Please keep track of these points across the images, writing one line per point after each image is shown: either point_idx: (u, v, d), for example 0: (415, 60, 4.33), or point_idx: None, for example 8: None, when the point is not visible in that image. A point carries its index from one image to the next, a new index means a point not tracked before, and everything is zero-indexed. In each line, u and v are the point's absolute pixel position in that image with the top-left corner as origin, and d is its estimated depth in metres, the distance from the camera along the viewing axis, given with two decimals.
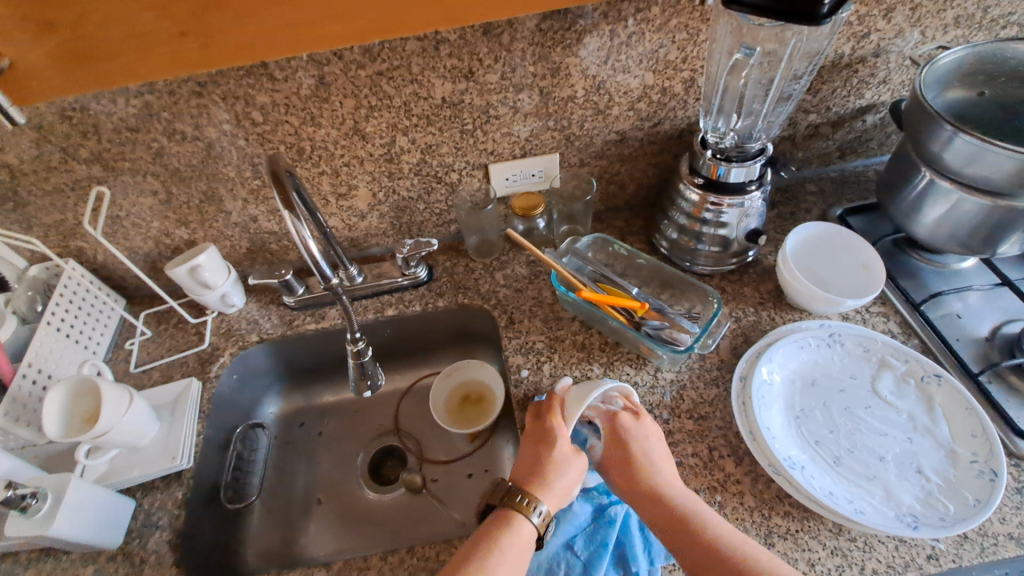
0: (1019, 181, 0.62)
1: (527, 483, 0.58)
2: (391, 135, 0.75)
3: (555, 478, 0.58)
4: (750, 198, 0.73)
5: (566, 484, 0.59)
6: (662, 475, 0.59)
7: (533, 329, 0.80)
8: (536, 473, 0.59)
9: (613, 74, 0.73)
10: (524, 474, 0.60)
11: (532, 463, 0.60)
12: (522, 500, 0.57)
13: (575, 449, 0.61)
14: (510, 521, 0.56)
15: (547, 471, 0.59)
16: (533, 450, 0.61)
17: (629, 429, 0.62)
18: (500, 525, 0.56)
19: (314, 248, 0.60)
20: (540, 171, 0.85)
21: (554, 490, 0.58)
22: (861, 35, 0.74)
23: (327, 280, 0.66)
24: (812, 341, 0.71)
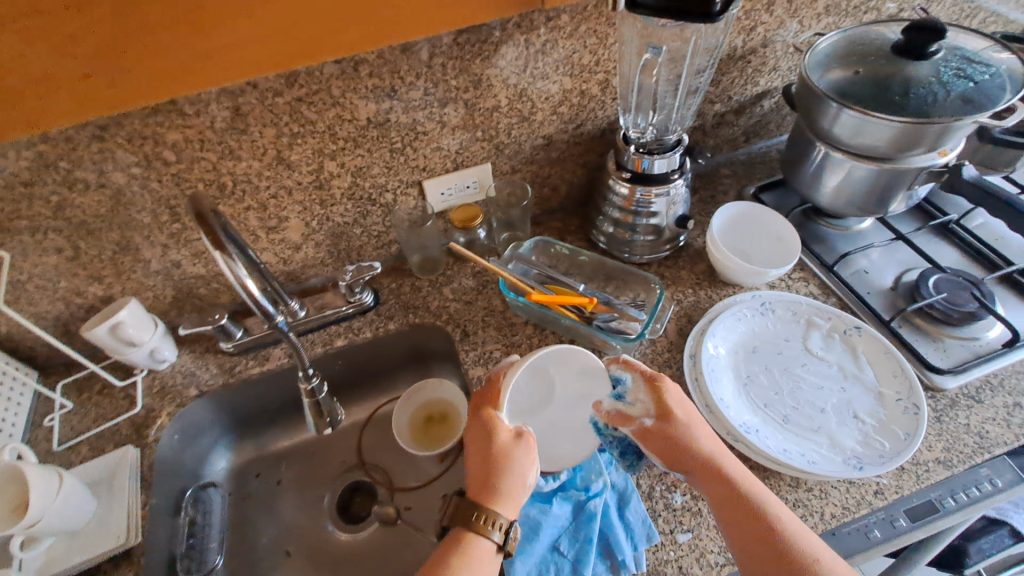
0: (899, 146, 0.70)
1: (482, 493, 0.56)
2: (317, 161, 0.73)
3: (503, 476, 0.57)
4: (675, 185, 0.79)
5: (520, 476, 0.57)
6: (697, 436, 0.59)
7: (488, 339, 0.80)
8: (490, 476, 0.57)
9: (533, 81, 0.75)
10: (475, 483, 0.57)
11: (483, 470, 0.57)
12: (479, 519, 0.54)
13: (521, 435, 0.59)
14: (466, 541, 0.53)
15: (501, 472, 0.57)
16: (481, 453, 0.59)
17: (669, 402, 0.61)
18: (455, 548, 0.53)
19: (253, 287, 0.56)
20: (474, 182, 0.85)
21: (509, 497, 0.56)
22: (749, 28, 0.81)
23: (270, 317, 0.62)
24: (748, 312, 0.76)
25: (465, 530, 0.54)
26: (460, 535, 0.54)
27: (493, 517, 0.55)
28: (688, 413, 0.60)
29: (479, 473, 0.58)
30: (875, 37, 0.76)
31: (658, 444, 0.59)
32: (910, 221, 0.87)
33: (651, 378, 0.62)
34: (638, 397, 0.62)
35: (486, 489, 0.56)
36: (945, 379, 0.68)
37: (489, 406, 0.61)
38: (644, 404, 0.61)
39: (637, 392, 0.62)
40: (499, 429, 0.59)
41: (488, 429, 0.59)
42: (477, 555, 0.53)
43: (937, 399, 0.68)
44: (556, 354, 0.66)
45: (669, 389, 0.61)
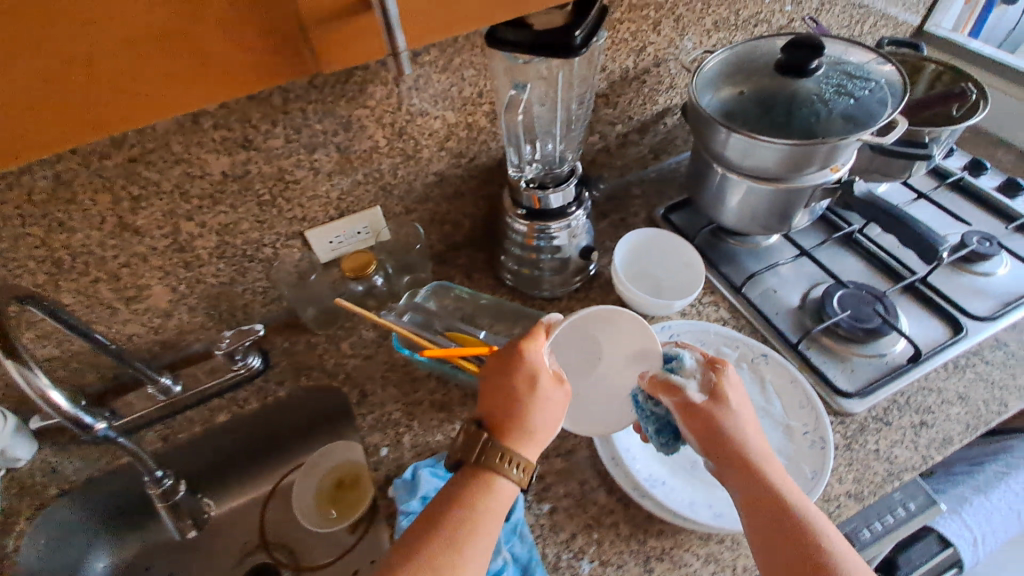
0: (792, 167, 0.68)
1: (505, 429, 0.53)
2: (171, 223, 0.65)
3: (530, 418, 0.53)
4: (573, 218, 0.75)
5: (546, 420, 0.54)
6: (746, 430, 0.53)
7: (388, 399, 0.74)
8: (514, 413, 0.53)
9: (411, 119, 0.69)
10: (497, 415, 0.54)
11: (507, 403, 0.53)
12: (500, 458, 0.51)
13: (558, 379, 0.56)
14: (483, 481, 0.50)
15: (528, 411, 0.53)
16: (508, 384, 0.55)
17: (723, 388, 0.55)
18: (473, 489, 0.50)
19: (59, 402, 0.51)
20: (364, 227, 0.79)
21: (532, 437, 0.53)
22: (639, 49, 0.77)
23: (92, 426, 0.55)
24: None
25: (479, 466, 0.51)
26: (474, 470, 0.51)
27: (514, 457, 0.51)
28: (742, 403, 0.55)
29: (501, 407, 0.54)
30: (760, 53, 0.73)
31: (704, 427, 0.53)
32: (815, 234, 0.86)
33: (711, 363, 0.58)
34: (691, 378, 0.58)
35: (509, 428, 0.53)
36: (853, 403, 0.66)
37: (529, 342, 0.57)
38: (699, 383, 0.56)
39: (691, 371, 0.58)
40: (538, 366, 0.55)
41: (522, 363, 0.55)
42: (493, 496, 0.50)
43: (847, 425, 0.66)
44: (601, 318, 0.63)
45: (731, 376, 0.57)
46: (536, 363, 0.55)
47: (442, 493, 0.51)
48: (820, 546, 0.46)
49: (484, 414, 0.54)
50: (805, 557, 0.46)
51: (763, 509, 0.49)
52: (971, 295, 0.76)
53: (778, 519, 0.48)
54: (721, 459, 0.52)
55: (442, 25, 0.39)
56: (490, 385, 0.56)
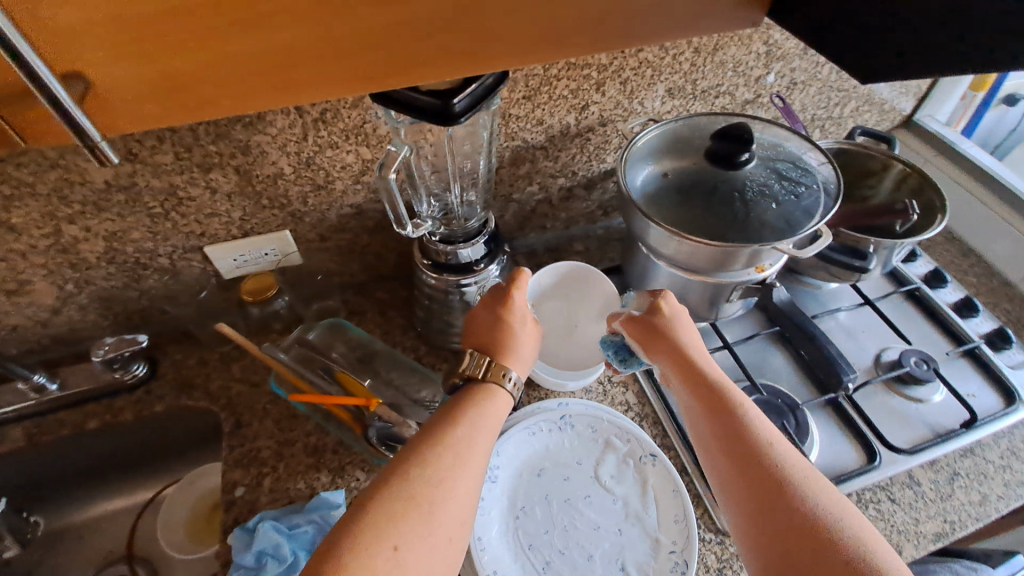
0: (712, 265, 0.63)
1: (503, 353, 0.59)
2: (51, 224, 0.63)
3: (519, 340, 0.61)
4: (484, 275, 0.71)
5: (530, 350, 0.62)
6: (686, 338, 0.58)
7: (261, 433, 0.70)
8: (511, 341, 0.60)
9: (318, 151, 0.66)
10: (491, 343, 0.60)
11: (503, 332, 0.60)
12: (502, 373, 0.57)
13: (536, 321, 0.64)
14: (489, 392, 0.56)
15: (520, 341, 0.61)
16: (500, 319, 0.62)
17: (667, 306, 0.61)
18: (482, 397, 0.55)
19: None
20: (271, 250, 0.76)
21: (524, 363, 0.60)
22: (580, 107, 0.73)
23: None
24: (544, 426, 0.67)
25: (482, 381, 0.57)
26: (477, 386, 0.56)
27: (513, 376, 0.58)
28: (685, 329, 0.59)
29: (489, 334, 0.61)
30: (692, 136, 0.68)
31: (649, 340, 0.59)
32: (751, 323, 0.81)
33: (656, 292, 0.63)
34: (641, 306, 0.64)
35: (506, 352, 0.59)
36: None
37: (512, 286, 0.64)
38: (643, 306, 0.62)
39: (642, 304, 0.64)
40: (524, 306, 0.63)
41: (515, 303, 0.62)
42: (497, 402, 0.56)
43: (726, 548, 0.61)
44: (577, 285, 0.76)
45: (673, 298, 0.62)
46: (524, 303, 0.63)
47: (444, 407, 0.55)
48: (747, 428, 0.50)
49: (478, 344, 0.60)
50: (741, 437, 0.49)
51: (699, 398, 0.53)
52: (896, 420, 0.71)
53: (715, 401, 0.52)
54: (665, 365, 0.58)
55: (181, 109, 0.32)
56: (478, 321, 0.62)
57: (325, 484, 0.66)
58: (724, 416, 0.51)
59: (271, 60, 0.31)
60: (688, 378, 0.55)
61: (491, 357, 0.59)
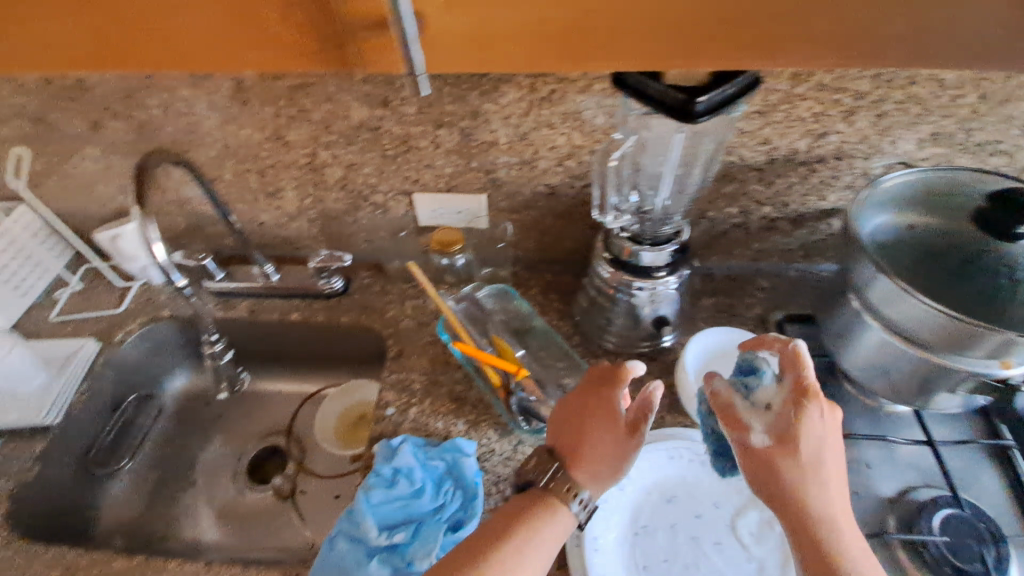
0: (946, 341, 0.53)
1: (575, 462, 0.51)
2: (312, 147, 0.75)
3: (613, 450, 0.51)
4: (660, 283, 0.69)
5: (617, 467, 0.51)
6: (802, 445, 0.45)
7: (416, 368, 0.78)
8: (581, 449, 0.51)
9: (535, 128, 0.70)
10: (565, 444, 0.53)
11: (576, 438, 0.52)
12: (565, 488, 0.50)
13: (635, 427, 0.52)
14: (548, 510, 0.49)
15: (603, 455, 0.51)
16: (579, 421, 0.54)
17: (804, 411, 0.46)
18: (541, 514, 0.49)
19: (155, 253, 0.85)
20: (466, 210, 0.82)
21: (602, 480, 0.51)
22: (817, 134, 0.67)
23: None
24: (686, 455, 0.64)
25: (543, 494, 0.50)
26: (541, 497, 0.50)
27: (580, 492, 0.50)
28: (808, 436, 0.45)
29: (578, 430, 0.53)
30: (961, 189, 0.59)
31: (747, 438, 0.46)
32: (959, 427, 0.67)
33: (799, 389, 0.47)
34: (770, 396, 0.49)
35: (581, 460, 0.51)
36: None
37: (608, 386, 0.55)
38: (772, 404, 0.48)
39: (771, 394, 0.49)
40: (619, 411, 0.53)
41: (609, 408, 0.53)
42: (556, 521, 0.49)
43: None
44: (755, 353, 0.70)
45: (820, 400, 0.47)
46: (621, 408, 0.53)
47: (505, 506, 0.51)
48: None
49: (556, 443, 0.53)
50: None
51: (787, 517, 0.43)
52: None
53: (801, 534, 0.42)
54: (750, 468, 0.46)
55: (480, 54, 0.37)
56: (560, 415, 0.55)
57: (460, 432, 0.71)
58: (811, 557, 0.41)
59: (560, 23, 0.34)
60: (774, 488, 0.44)
61: (563, 463, 0.51)
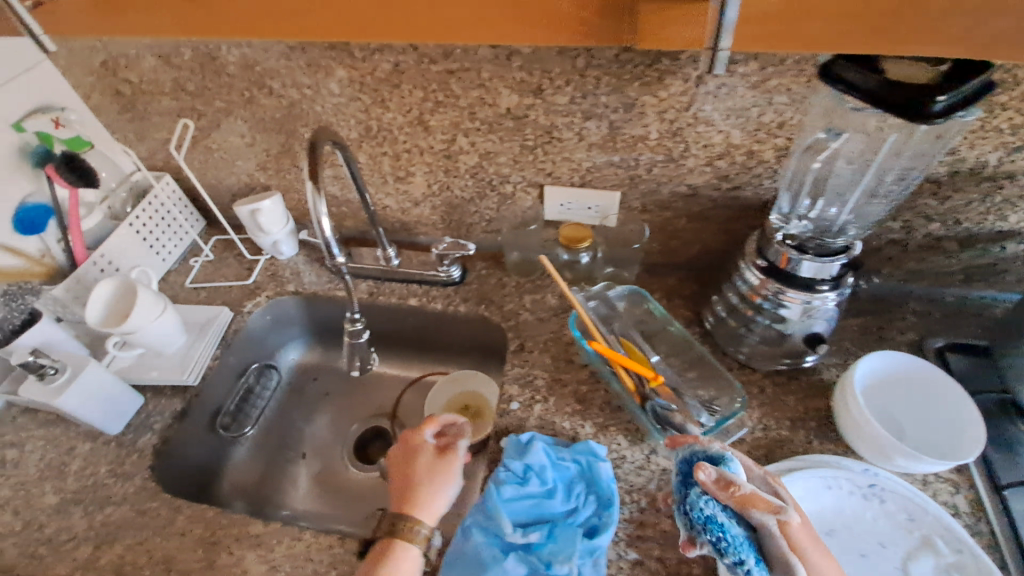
0: None
1: (399, 499, 0.61)
2: (452, 133, 0.75)
3: (434, 488, 0.62)
4: (819, 298, 0.64)
5: (441, 490, 0.62)
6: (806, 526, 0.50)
7: (539, 364, 0.77)
8: (406, 488, 0.62)
9: (691, 123, 0.66)
10: (395, 496, 0.62)
11: (402, 483, 0.63)
12: (403, 526, 0.59)
13: (439, 454, 0.65)
14: (396, 545, 0.57)
15: (416, 483, 0.62)
16: (404, 463, 0.65)
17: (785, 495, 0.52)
18: (387, 550, 0.57)
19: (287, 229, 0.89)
20: (596, 206, 0.80)
21: (427, 507, 0.60)
22: (1015, 146, 0.60)
23: (44, 44, 0.60)
24: (846, 486, 0.60)
25: (390, 537, 0.58)
26: (390, 532, 0.58)
27: (417, 525, 0.59)
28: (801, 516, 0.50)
29: (405, 470, 0.65)
30: None
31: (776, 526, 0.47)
32: None
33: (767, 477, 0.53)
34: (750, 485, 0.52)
35: (400, 497, 0.61)
36: None
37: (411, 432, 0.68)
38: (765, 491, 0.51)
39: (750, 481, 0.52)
40: (422, 448, 0.65)
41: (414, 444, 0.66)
42: (408, 554, 0.57)
43: None
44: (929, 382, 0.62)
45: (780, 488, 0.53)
46: (423, 441, 0.66)
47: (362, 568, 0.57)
48: None
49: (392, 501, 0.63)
50: None
51: None
52: None
53: None
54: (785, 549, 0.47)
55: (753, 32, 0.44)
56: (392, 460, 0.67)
57: (587, 434, 0.69)
58: None
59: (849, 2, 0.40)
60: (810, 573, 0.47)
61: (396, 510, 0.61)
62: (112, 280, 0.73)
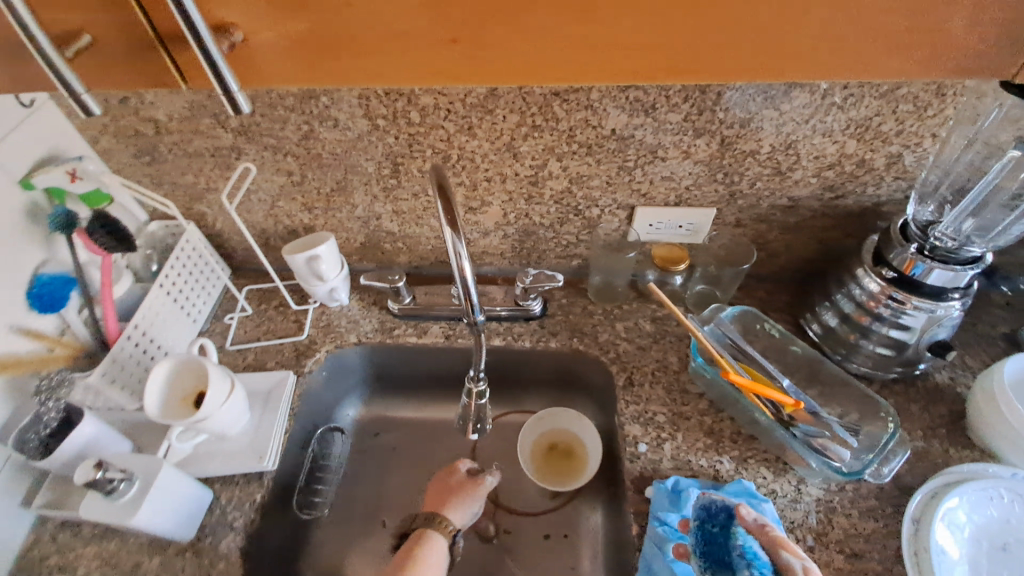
0: None
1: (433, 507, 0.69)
2: (544, 158, 0.68)
3: (463, 505, 0.69)
4: (948, 306, 0.64)
5: (468, 506, 0.70)
6: None
7: (654, 397, 0.72)
8: (441, 501, 0.70)
9: (808, 135, 0.64)
10: (430, 502, 0.71)
11: (439, 498, 0.70)
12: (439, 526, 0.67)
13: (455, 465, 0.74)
14: (424, 541, 0.65)
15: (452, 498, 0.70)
16: (441, 487, 0.72)
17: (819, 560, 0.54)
18: (416, 546, 0.65)
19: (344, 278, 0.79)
20: (689, 224, 0.76)
21: (458, 514, 0.69)
22: None
23: (238, 106, 0.42)
24: (1005, 495, 0.60)
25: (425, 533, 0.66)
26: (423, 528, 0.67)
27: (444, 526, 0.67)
28: None
29: (446, 489, 0.72)
30: None
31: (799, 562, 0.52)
32: None
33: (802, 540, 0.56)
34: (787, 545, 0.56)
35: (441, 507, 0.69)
36: None
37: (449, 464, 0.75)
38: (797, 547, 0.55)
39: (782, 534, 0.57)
40: (460, 472, 0.73)
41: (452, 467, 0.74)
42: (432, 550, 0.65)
43: None
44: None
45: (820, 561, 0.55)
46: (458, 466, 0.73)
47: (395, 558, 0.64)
48: None
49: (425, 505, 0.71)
50: None
51: None
52: None
53: None
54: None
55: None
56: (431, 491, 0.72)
57: (729, 470, 0.66)
58: None
59: None
60: None
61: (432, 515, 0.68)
62: (166, 361, 0.62)
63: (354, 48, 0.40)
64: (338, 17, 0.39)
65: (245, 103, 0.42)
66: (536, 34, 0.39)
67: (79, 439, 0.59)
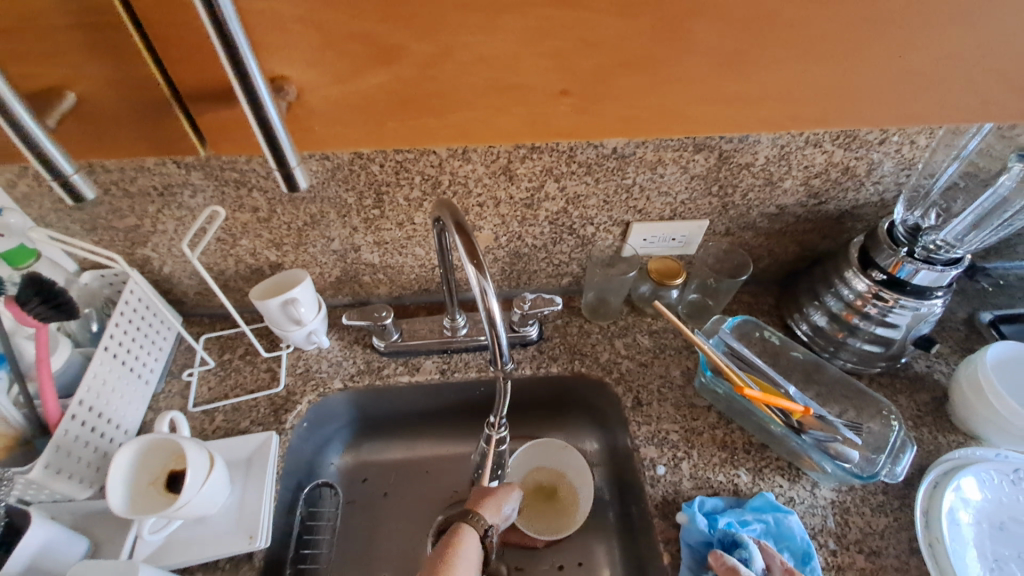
0: None
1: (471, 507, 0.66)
2: (541, 179, 0.65)
3: None
4: (931, 303, 0.67)
5: None
6: None
7: (664, 416, 0.71)
8: None
9: (802, 147, 0.64)
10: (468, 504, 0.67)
11: None
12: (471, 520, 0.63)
13: None
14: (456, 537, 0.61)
15: None
16: None
17: None
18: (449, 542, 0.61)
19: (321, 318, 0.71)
20: (681, 236, 0.76)
21: None
22: None
23: (296, 183, 0.43)
24: (996, 476, 0.64)
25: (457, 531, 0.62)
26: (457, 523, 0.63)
27: None
28: None
29: None
30: None
31: None
32: None
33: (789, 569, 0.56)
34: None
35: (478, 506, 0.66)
36: None
37: None
38: None
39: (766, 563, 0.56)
40: None
41: None
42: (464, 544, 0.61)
43: None
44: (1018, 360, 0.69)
45: None
46: None
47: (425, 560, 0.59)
48: None
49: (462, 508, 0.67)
50: None
51: None
52: None
53: None
54: None
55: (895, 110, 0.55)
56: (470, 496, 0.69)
57: (748, 483, 0.66)
58: None
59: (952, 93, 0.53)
60: None
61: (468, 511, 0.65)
62: (132, 441, 0.54)
63: (419, 108, 0.53)
64: (427, 87, 0.51)
65: (302, 178, 0.43)
66: (583, 99, 0.53)
67: (31, 544, 0.49)
